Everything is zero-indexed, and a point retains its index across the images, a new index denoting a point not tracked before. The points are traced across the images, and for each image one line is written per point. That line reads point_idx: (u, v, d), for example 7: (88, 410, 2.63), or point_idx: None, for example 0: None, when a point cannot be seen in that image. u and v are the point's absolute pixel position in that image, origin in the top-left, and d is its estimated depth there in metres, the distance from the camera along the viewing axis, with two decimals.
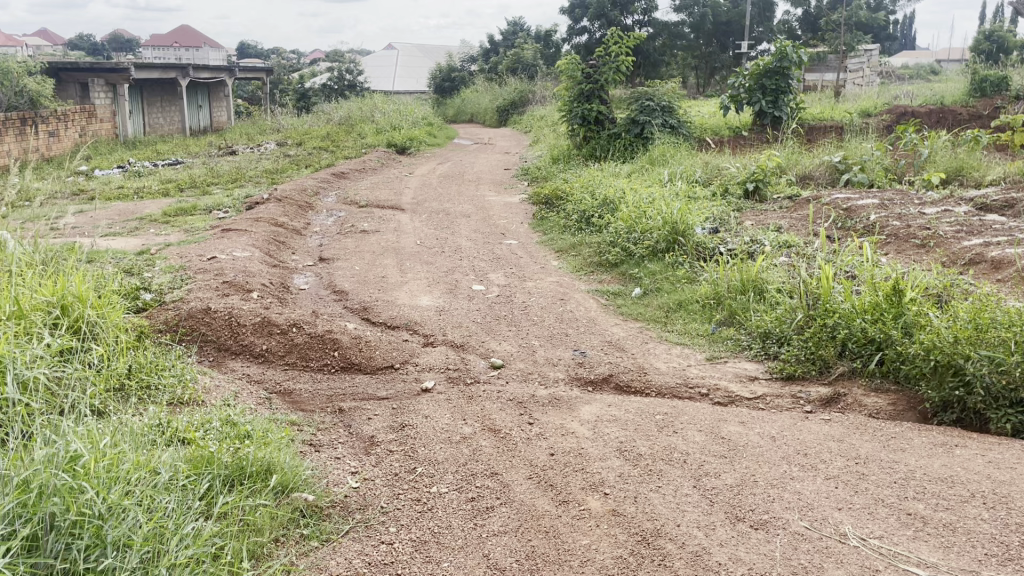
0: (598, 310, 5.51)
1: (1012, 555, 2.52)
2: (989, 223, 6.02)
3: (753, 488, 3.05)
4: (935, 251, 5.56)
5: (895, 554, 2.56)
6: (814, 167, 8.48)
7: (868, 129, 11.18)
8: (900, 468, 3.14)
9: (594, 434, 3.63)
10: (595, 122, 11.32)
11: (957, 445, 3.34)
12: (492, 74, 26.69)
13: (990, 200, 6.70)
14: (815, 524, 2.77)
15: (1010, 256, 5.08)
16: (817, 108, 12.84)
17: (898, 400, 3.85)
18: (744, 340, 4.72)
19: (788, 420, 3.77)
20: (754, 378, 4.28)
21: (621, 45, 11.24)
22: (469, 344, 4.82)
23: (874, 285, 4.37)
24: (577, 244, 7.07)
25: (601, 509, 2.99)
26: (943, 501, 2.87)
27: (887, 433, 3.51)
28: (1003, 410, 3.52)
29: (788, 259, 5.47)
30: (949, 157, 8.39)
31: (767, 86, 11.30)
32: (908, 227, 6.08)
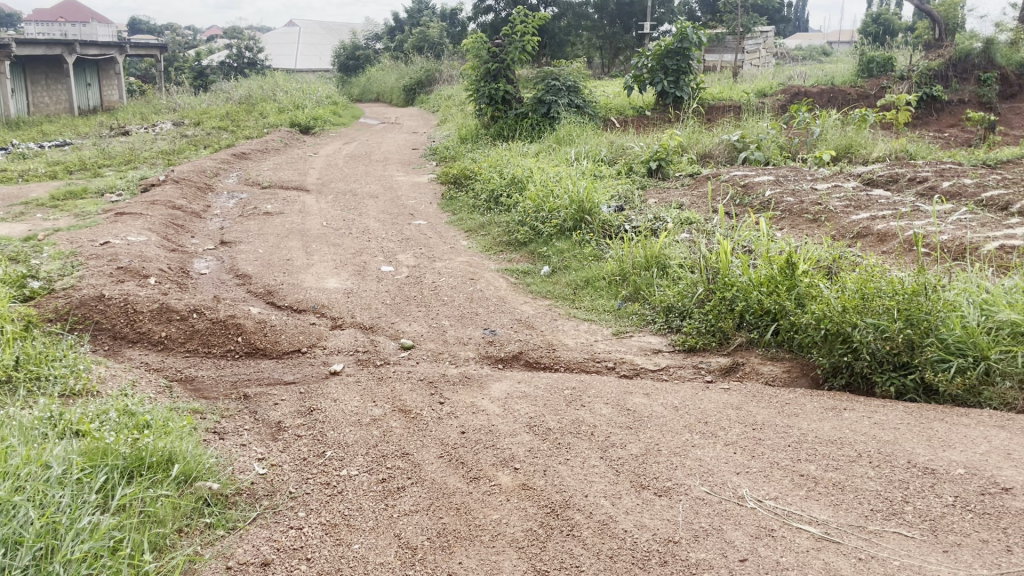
0: (507, 289, 5.55)
1: (895, 510, 2.68)
2: (875, 198, 6.33)
3: (657, 457, 3.15)
4: (826, 225, 5.82)
5: (789, 513, 2.69)
6: (714, 146, 8.72)
7: (764, 109, 11.56)
8: (794, 432, 3.30)
9: (504, 411, 3.67)
10: (502, 101, 11.31)
11: (845, 408, 3.53)
12: (397, 52, 26.30)
13: (876, 176, 7.05)
14: (715, 489, 2.88)
15: (894, 229, 5.37)
16: (716, 88, 13.17)
17: (792, 367, 4.04)
18: (648, 315, 4.84)
19: (689, 390, 3.90)
20: (657, 351, 4.41)
21: (527, 25, 11.24)
22: (378, 326, 4.79)
23: (769, 260, 4.55)
24: (486, 224, 7.08)
25: (511, 484, 3.03)
26: (833, 462, 3.03)
27: (781, 399, 3.68)
28: (887, 373, 3.73)
29: (690, 235, 5.63)
30: (840, 134, 8.76)
31: (668, 66, 11.54)
32: (802, 203, 6.33)
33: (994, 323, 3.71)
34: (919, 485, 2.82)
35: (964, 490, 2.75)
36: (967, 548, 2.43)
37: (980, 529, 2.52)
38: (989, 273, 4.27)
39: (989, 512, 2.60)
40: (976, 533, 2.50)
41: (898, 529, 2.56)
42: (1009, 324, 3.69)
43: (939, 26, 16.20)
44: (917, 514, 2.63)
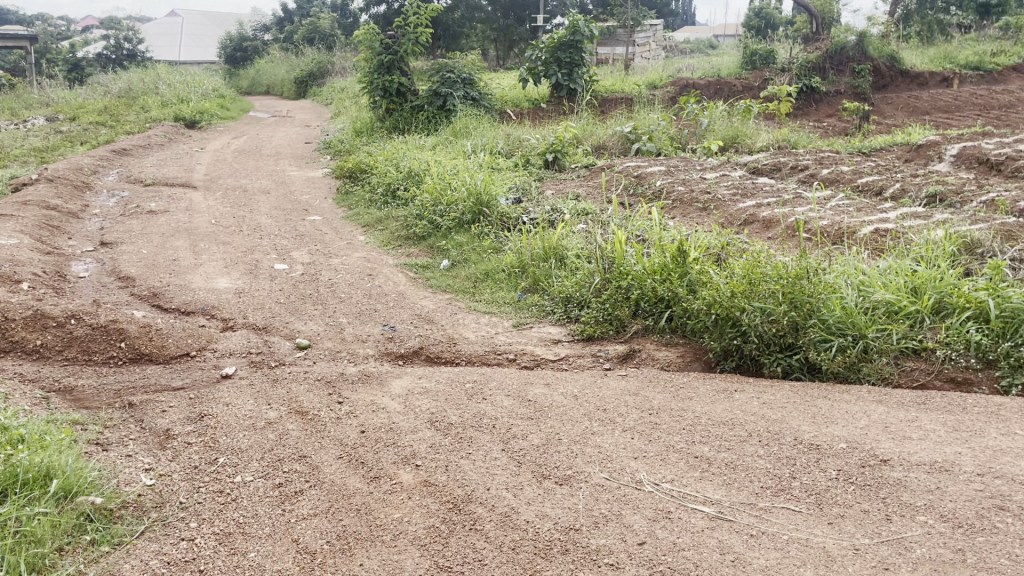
0: (406, 284, 5.48)
1: (783, 486, 2.78)
2: (760, 186, 6.59)
3: (557, 446, 3.17)
4: (715, 213, 6.00)
5: (685, 495, 2.76)
6: (608, 137, 8.86)
7: (655, 101, 11.84)
8: (688, 415, 3.39)
9: (404, 407, 3.63)
10: (396, 93, 11.17)
11: (736, 389, 3.65)
12: (287, 44, 25.60)
13: (761, 165, 7.33)
14: (613, 474, 2.93)
15: (777, 216, 5.60)
16: (609, 79, 13.38)
17: (686, 352, 4.14)
18: (547, 306, 4.88)
19: (588, 379, 3.95)
20: (557, 341, 4.45)
21: (420, 16, 11.10)
22: (272, 326, 4.65)
23: (661, 248, 4.67)
24: (383, 218, 6.99)
25: (412, 481, 3.00)
26: (725, 442, 3.12)
27: (677, 384, 3.77)
28: (774, 354, 3.87)
29: (586, 226, 5.71)
30: (727, 125, 9.05)
31: (562, 59, 11.67)
32: (692, 192, 6.51)
33: (870, 303, 3.94)
34: (805, 461, 2.93)
35: (847, 463, 2.87)
36: (850, 519, 2.54)
37: (862, 500, 2.64)
38: (866, 255, 4.52)
39: (870, 483, 2.73)
40: (859, 504, 2.62)
41: (787, 504, 2.66)
42: (883, 303, 3.94)
43: (817, 21, 16.90)
44: (804, 490, 2.74)
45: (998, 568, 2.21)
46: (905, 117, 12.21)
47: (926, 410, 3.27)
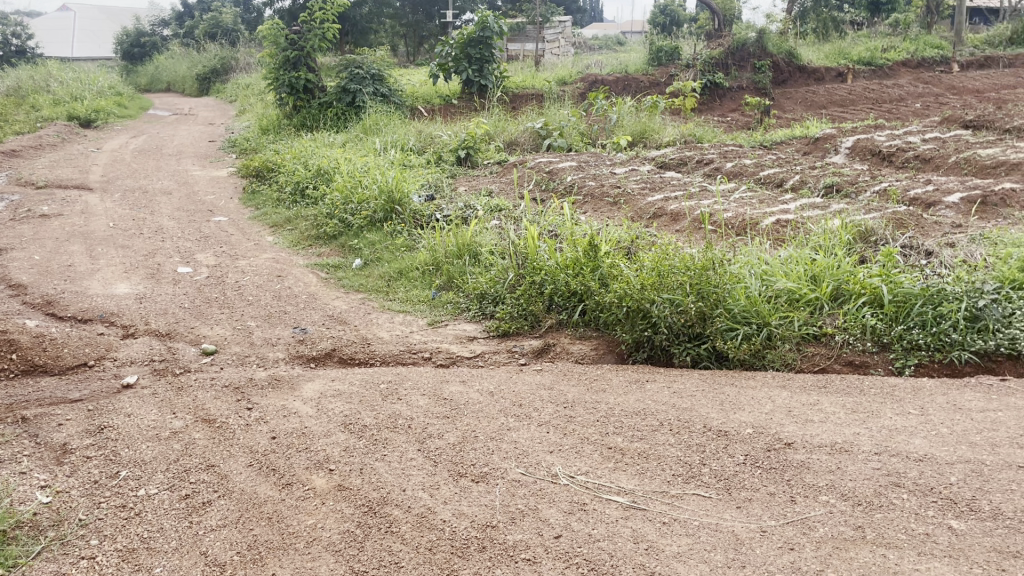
0: (317, 284, 5.37)
1: (693, 473, 2.85)
2: (668, 180, 6.72)
3: (474, 443, 3.16)
4: (625, 207, 6.09)
5: (599, 486, 2.79)
6: (520, 133, 8.90)
7: (565, 97, 11.94)
8: (602, 407, 3.42)
9: (317, 411, 3.55)
10: (304, 90, 10.94)
11: (648, 380, 3.72)
12: (188, 39, 24.76)
13: (668, 159, 7.49)
14: (529, 469, 2.94)
15: (685, 209, 5.73)
16: (519, 76, 13.42)
17: (599, 345, 4.18)
18: (462, 303, 4.86)
19: (504, 374, 3.95)
20: (472, 338, 4.43)
21: (326, 11, 10.89)
22: (176, 332, 4.49)
23: (574, 243, 4.72)
24: (292, 218, 6.83)
25: (326, 486, 2.94)
26: (637, 432, 3.18)
27: (591, 376, 3.81)
28: (684, 344, 3.95)
29: (499, 222, 5.72)
30: (635, 120, 9.20)
31: (472, 56, 11.65)
32: (602, 187, 6.60)
33: (774, 292, 4.07)
34: (714, 447, 3.01)
35: (753, 448, 2.96)
36: (757, 502, 2.62)
37: (768, 483, 2.72)
38: (768, 246, 4.67)
39: (775, 466, 2.82)
40: (765, 487, 2.70)
41: (697, 491, 2.73)
42: (785, 291, 4.07)
43: (719, 18, 17.34)
44: (713, 476, 2.81)
45: (896, 542, 2.31)
46: (803, 112, 12.67)
47: (826, 393, 3.40)
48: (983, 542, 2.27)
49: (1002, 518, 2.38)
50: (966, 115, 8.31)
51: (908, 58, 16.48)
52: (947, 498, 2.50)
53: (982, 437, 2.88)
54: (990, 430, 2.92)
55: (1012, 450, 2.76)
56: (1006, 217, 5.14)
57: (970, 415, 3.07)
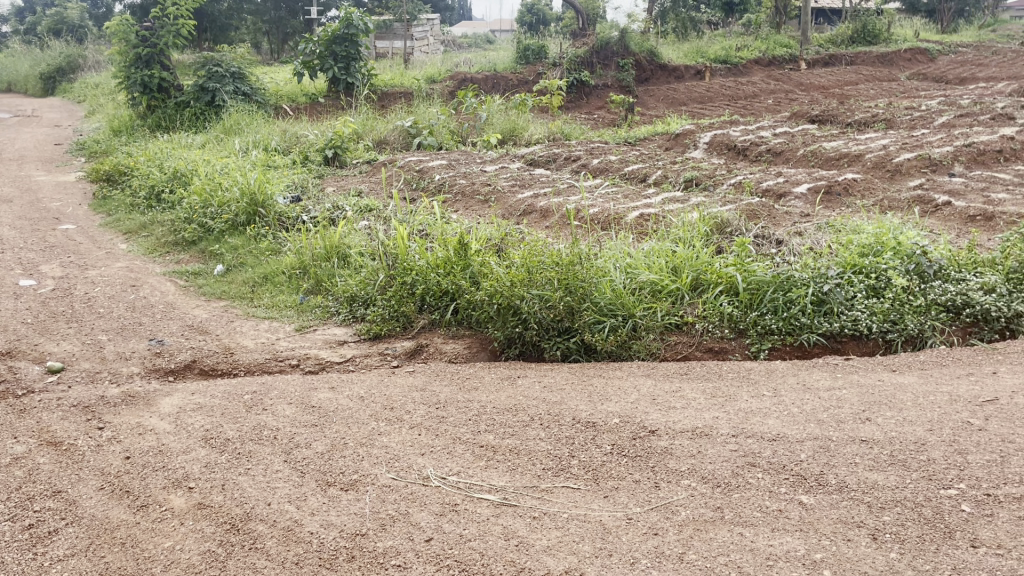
0: (176, 293, 5.12)
1: (563, 466, 2.87)
2: (537, 177, 6.80)
3: (343, 450, 3.08)
4: (495, 205, 6.10)
5: (470, 485, 2.76)
6: (388, 132, 8.79)
7: (434, 95, 11.89)
8: (474, 405, 3.40)
9: (176, 427, 3.38)
10: (158, 89, 10.43)
11: (519, 375, 3.73)
12: (30, 36, 23.11)
13: (537, 156, 7.58)
14: (400, 473, 2.88)
15: (554, 205, 5.81)
16: (388, 73, 13.25)
17: (472, 343, 4.16)
18: (331, 306, 4.74)
19: (375, 377, 3.87)
20: (342, 342, 4.33)
21: (180, 7, 10.41)
22: (18, 350, 4.17)
23: (444, 242, 4.69)
24: (148, 223, 6.48)
25: (185, 505, 2.79)
26: (509, 429, 3.17)
27: (463, 375, 3.78)
28: (554, 339, 3.98)
29: (367, 222, 5.62)
30: (504, 118, 9.25)
31: (337, 53, 11.42)
32: (473, 185, 6.60)
33: (638, 284, 4.19)
34: (583, 439, 3.05)
35: (620, 438, 3.02)
36: (623, 490, 2.67)
37: (634, 471, 2.79)
38: (633, 239, 4.80)
39: (640, 454, 2.89)
40: (631, 475, 2.76)
41: (567, 483, 2.75)
42: (649, 283, 4.20)
43: (584, 16, 17.68)
44: (582, 467, 2.84)
45: (752, 521, 2.41)
46: (666, 108, 13.11)
47: (688, 380, 3.52)
48: (830, 515, 2.40)
49: (847, 490, 2.52)
50: (812, 110, 8.82)
51: (761, 56, 17.32)
52: (797, 475, 2.63)
53: (828, 414, 3.05)
54: (835, 408, 3.10)
55: (855, 424, 2.94)
56: (849, 206, 5.48)
57: (818, 394, 3.25)
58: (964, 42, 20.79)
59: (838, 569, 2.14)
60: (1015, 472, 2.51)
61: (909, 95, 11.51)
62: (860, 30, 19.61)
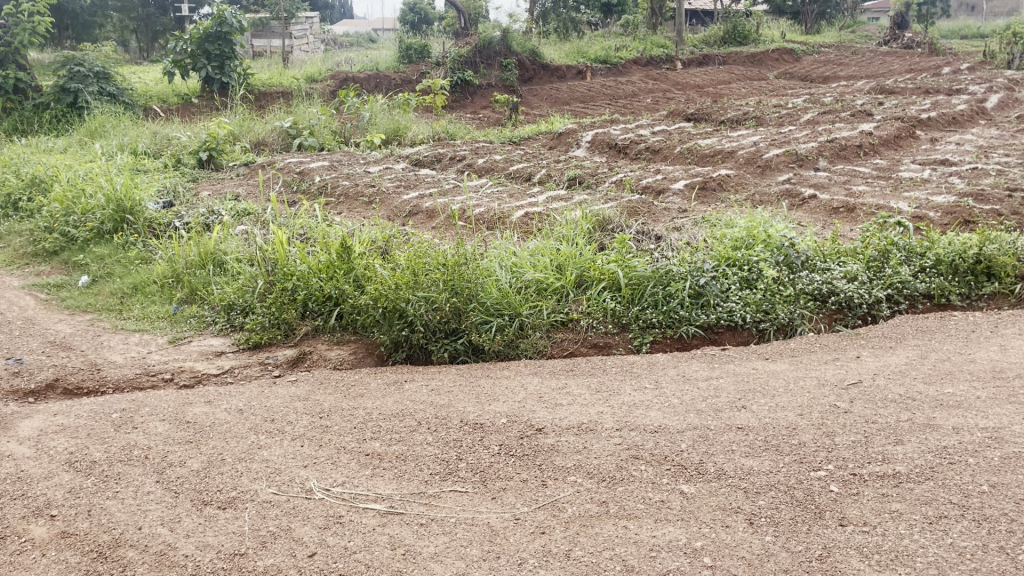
0: (36, 308, 4.79)
1: (451, 469, 2.83)
2: (422, 177, 6.73)
3: (220, 467, 2.94)
4: (379, 206, 6.00)
5: (355, 496, 2.69)
6: (266, 133, 8.52)
7: (314, 95, 11.62)
8: (359, 413, 3.32)
9: (36, 451, 3.15)
10: (13, 90, 9.76)
11: (406, 380, 3.67)
12: None
13: (421, 156, 7.52)
14: (282, 488, 2.78)
15: (439, 205, 5.77)
16: (265, 73, 12.84)
17: (358, 348, 4.06)
18: (208, 316, 4.55)
19: (255, 389, 3.72)
20: (219, 353, 4.15)
21: (35, 3, 9.77)
22: None
23: (325, 246, 4.57)
24: (3, 233, 6.04)
25: (47, 535, 2.61)
26: (395, 435, 3.11)
27: (348, 382, 3.69)
28: (441, 341, 3.94)
29: (245, 227, 5.42)
30: (388, 118, 9.13)
31: (210, 52, 11.00)
32: (355, 186, 6.47)
33: (523, 283, 4.21)
34: (470, 441, 3.02)
35: (507, 437, 3.01)
36: (511, 491, 2.66)
37: (521, 470, 2.78)
38: (517, 238, 4.82)
39: (527, 453, 2.89)
40: (518, 475, 2.75)
41: (454, 487, 2.71)
42: (534, 282, 4.23)
43: (466, 16, 17.67)
44: (469, 469, 2.81)
45: (636, 513, 2.44)
46: (550, 108, 13.27)
47: (574, 376, 3.56)
48: (710, 502, 2.46)
49: (725, 477, 2.59)
50: (688, 109, 9.11)
51: (639, 56, 17.77)
52: (678, 465, 2.69)
53: (706, 404, 3.14)
54: (713, 397, 3.20)
55: (732, 413, 3.04)
56: (723, 201, 5.68)
57: (698, 384, 3.34)
58: (824, 43, 21.96)
59: (717, 556, 2.20)
60: (878, 451, 2.64)
61: (778, 92, 12.17)
62: (730, 31, 20.42)
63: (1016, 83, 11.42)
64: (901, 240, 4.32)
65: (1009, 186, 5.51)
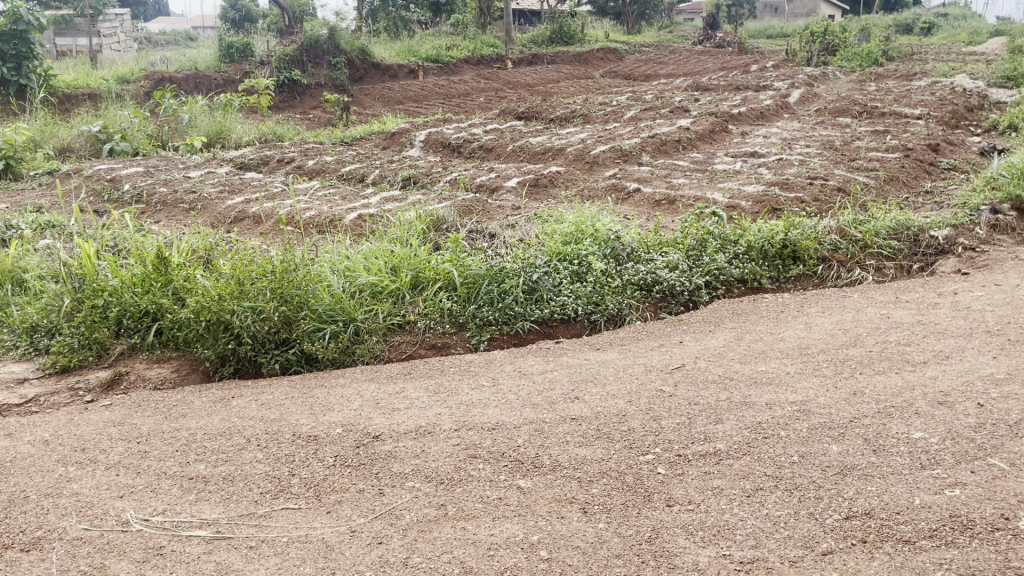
0: None
1: (283, 486, 2.71)
2: (247, 182, 6.45)
3: (23, 506, 2.68)
4: (202, 213, 5.70)
5: (178, 524, 2.52)
6: (72, 139, 7.90)
7: (127, 97, 10.88)
8: (181, 435, 3.12)
9: None
10: None
11: (233, 396, 3.48)
12: None
13: (247, 159, 7.21)
14: (95, 522, 2.56)
15: (266, 211, 5.56)
16: (70, 73, 11.89)
17: (180, 365, 3.82)
18: (7, 340, 4.14)
19: (64, 417, 3.41)
20: (21, 381, 3.78)
21: None
22: None
23: (140, 257, 4.27)
24: None
25: None
26: (222, 455, 2.94)
27: (170, 402, 3.46)
28: (271, 352, 3.78)
29: (48, 241, 4.98)
30: (209, 120, 8.70)
31: (4, 51, 10.07)
32: (175, 193, 6.11)
33: (357, 287, 4.12)
34: (303, 455, 2.91)
35: (342, 448, 2.92)
36: (347, 503, 2.57)
37: (357, 480, 2.70)
38: (349, 241, 4.71)
39: (364, 462, 2.81)
40: (354, 486, 2.67)
41: (286, 505, 2.59)
42: (368, 285, 4.14)
43: (292, 14, 17.16)
44: (303, 485, 2.70)
45: (473, 513, 2.43)
46: (383, 108, 13.11)
47: (410, 380, 3.51)
48: (545, 495, 2.49)
49: (560, 469, 2.63)
50: (518, 108, 9.26)
51: (471, 56, 17.90)
52: (514, 461, 2.71)
53: (541, 397, 3.18)
54: (548, 390, 3.25)
55: (566, 404, 3.09)
56: (554, 197, 5.81)
57: (533, 378, 3.39)
58: (646, 43, 22.98)
59: (553, 549, 2.22)
60: (701, 431, 2.77)
61: (604, 91, 12.61)
62: (557, 31, 20.96)
63: (814, 79, 12.40)
64: (716, 229, 4.57)
65: (809, 175, 5.96)
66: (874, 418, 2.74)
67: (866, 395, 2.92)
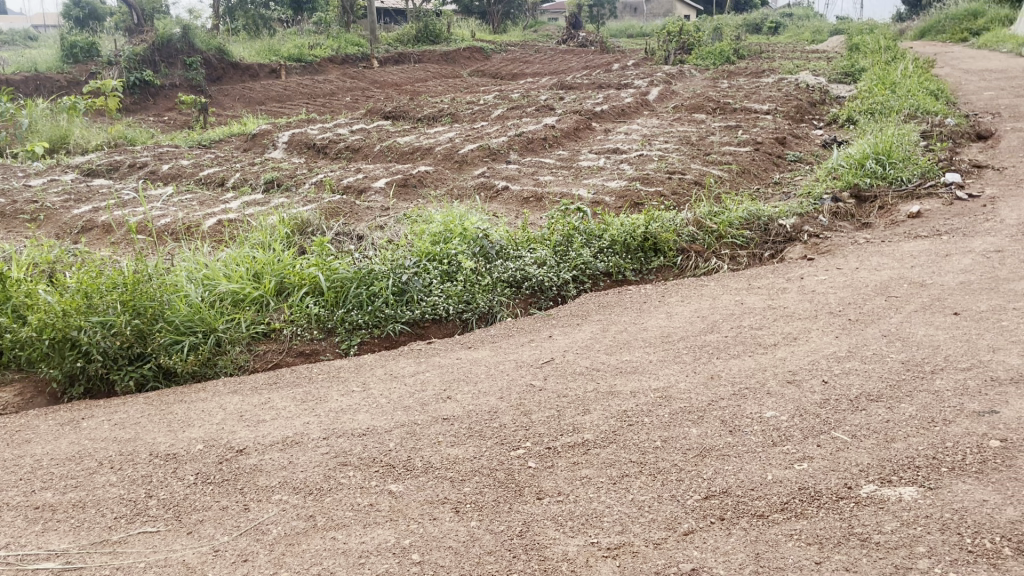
0: None
1: (139, 509, 2.57)
2: (95, 189, 6.09)
3: None
4: (45, 224, 5.34)
5: (22, 558, 2.35)
6: None
7: None
8: (25, 462, 2.91)
9: None
10: None
11: (83, 417, 3.28)
12: None
13: (95, 165, 6.80)
14: None
15: (117, 220, 5.27)
16: None
17: (24, 389, 3.56)
18: None
19: None
20: None
21: None
22: None
23: None
24: None
25: None
26: (71, 480, 2.76)
27: (13, 428, 3.22)
28: (124, 368, 3.58)
29: None
30: (50, 124, 8.17)
31: None
32: (14, 204, 5.69)
33: (216, 296, 3.97)
34: (161, 475, 2.77)
35: (204, 464, 2.80)
36: (209, 522, 2.47)
37: (219, 498, 2.59)
38: (206, 248, 4.53)
39: (227, 478, 2.71)
40: (217, 503, 2.56)
41: (142, 529, 2.46)
42: (228, 294, 4.00)
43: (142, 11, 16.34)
44: (162, 506, 2.57)
45: (343, 522, 2.38)
46: (243, 109, 12.67)
47: (277, 389, 3.40)
48: (417, 498, 2.47)
49: (432, 470, 2.62)
50: (384, 107, 9.16)
51: (335, 55, 17.56)
52: (386, 465, 2.67)
53: (413, 399, 3.15)
54: (419, 391, 3.23)
55: (438, 405, 3.08)
56: (423, 196, 5.78)
57: (404, 380, 3.36)
58: (512, 42, 23.25)
59: (425, 551, 2.20)
60: (569, 422, 2.82)
61: (470, 89, 12.65)
62: (422, 30, 20.86)
63: (671, 77, 12.89)
64: (581, 224, 4.67)
65: (668, 170, 6.18)
66: (730, 400, 2.87)
67: (723, 378, 3.06)
